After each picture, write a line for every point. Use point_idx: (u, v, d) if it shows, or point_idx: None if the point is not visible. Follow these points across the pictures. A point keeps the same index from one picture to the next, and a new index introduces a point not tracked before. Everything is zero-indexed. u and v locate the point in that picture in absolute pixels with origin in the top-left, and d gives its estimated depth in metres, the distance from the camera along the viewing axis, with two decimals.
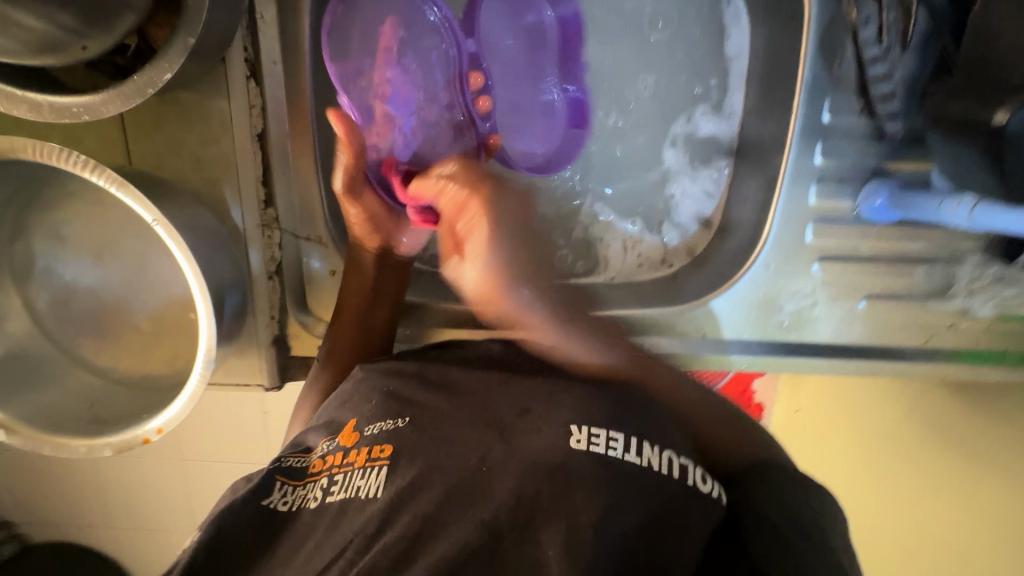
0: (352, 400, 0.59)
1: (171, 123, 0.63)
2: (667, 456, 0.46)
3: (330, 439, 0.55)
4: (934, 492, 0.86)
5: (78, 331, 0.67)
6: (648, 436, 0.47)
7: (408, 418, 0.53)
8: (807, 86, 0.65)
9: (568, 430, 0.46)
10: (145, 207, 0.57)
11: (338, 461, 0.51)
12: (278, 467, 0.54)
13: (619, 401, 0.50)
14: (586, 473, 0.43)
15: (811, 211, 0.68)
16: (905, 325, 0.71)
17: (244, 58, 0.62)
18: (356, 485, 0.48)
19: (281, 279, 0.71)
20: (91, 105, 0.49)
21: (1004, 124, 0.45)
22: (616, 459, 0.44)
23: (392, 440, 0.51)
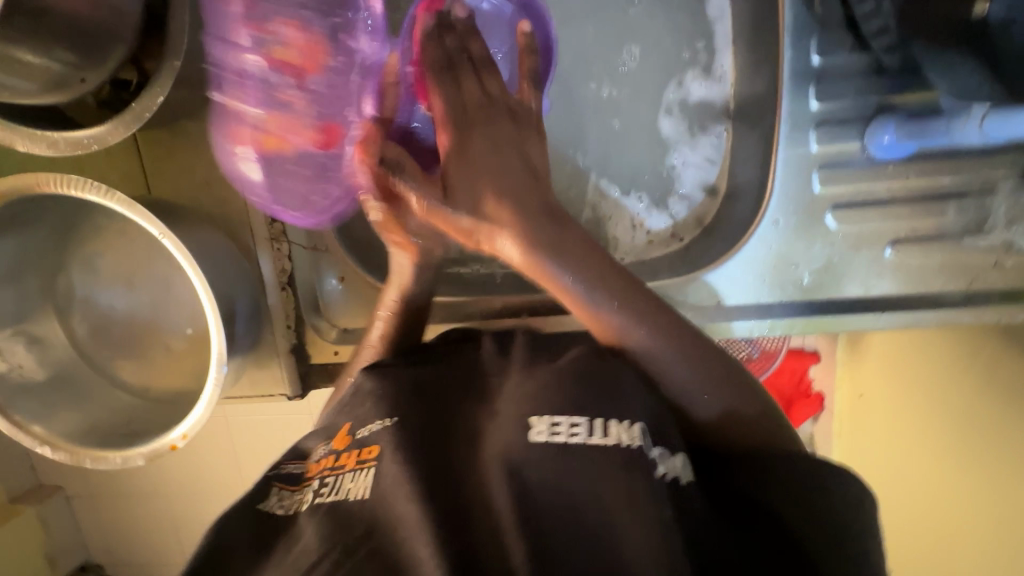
0: (349, 403, 0.54)
1: (181, 151, 0.68)
2: (654, 443, 0.43)
3: (326, 443, 0.52)
4: (1004, 472, 0.78)
5: (116, 354, 0.72)
6: (610, 414, 0.43)
7: (398, 417, 0.48)
8: (791, 29, 0.63)
9: (528, 424, 0.44)
10: (152, 223, 0.58)
11: (330, 464, 0.48)
12: (276, 472, 0.51)
13: (604, 387, 0.45)
14: (557, 470, 0.41)
15: (815, 158, 0.65)
16: (942, 268, 0.66)
17: None
18: (346, 488, 0.45)
19: (294, 289, 0.74)
20: (100, 136, 0.54)
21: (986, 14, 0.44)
22: (576, 445, 0.42)
23: (380, 439, 0.47)
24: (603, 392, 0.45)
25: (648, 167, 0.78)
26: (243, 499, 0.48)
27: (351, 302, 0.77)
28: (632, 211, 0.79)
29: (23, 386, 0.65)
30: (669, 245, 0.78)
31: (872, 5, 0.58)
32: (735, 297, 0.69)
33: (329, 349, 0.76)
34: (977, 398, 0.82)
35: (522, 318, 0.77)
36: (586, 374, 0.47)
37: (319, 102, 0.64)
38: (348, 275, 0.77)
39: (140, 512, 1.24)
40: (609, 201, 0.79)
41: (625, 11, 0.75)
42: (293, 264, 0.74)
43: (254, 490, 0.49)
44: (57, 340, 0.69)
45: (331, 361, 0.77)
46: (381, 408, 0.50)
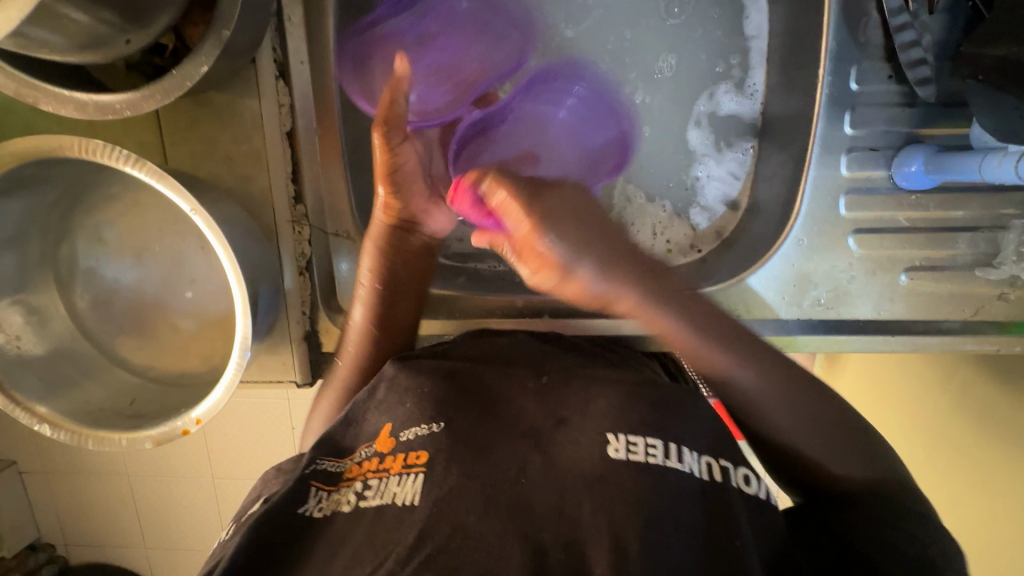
0: (387, 402, 0.53)
1: (204, 124, 0.65)
2: (707, 461, 0.44)
3: (368, 443, 0.51)
4: (970, 485, 0.81)
5: (119, 330, 0.69)
6: (689, 442, 0.45)
7: (444, 422, 0.48)
8: (832, 54, 0.64)
9: (606, 440, 0.44)
10: (182, 196, 0.56)
11: (373, 466, 0.47)
12: (312, 471, 0.49)
13: (657, 404, 0.47)
14: (628, 484, 0.41)
15: (843, 181, 0.67)
16: (951, 297, 0.69)
17: (273, 58, 0.64)
18: (392, 492, 0.44)
19: (311, 273, 0.73)
20: (133, 102, 0.51)
21: None
22: (657, 467, 0.42)
23: (428, 446, 0.46)
24: (658, 409, 0.47)
25: (674, 176, 0.79)
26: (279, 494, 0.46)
27: None
28: (654, 219, 0.80)
29: (21, 359, 0.61)
30: (688, 255, 0.79)
31: (913, 36, 0.62)
32: (754, 309, 0.71)
33: (342, 337, 0.75)
34: (956, 416, 0.85)
35: (542, 319, 0.76)
36: (656, 401, 0.47)
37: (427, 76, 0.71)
38: None
39: (112, 494, 1.19)
40: (633, 208, 0.80)
41: (664, 21, 0.76)
42: (313, 249, 0.72)
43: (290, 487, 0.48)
44: (56, 312, 0.66)
45: None
46: (423, 412, 0.49)
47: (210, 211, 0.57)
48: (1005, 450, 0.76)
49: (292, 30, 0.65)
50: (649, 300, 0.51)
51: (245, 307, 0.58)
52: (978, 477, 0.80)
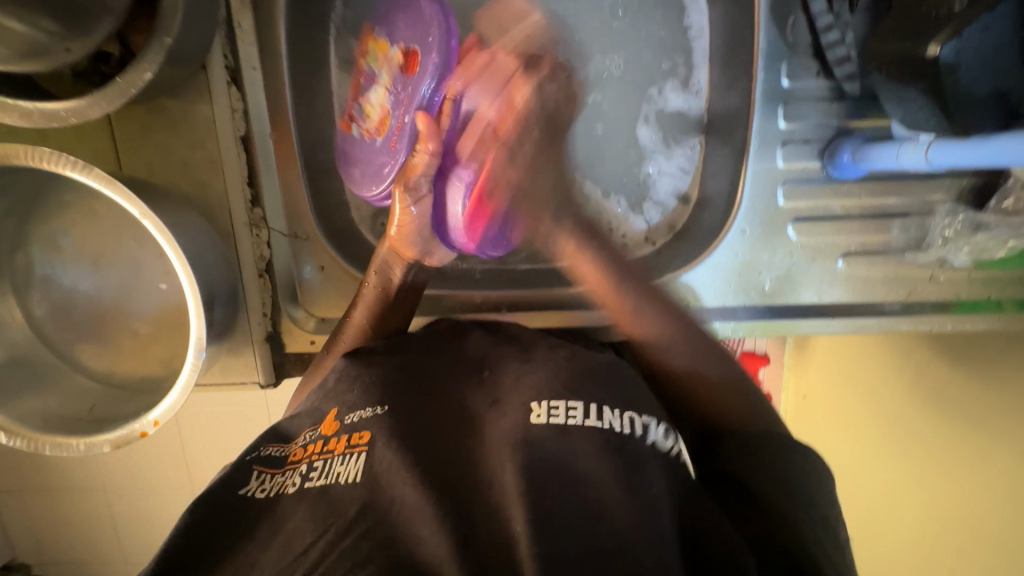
0: (334, 389, 0.57)
1: (157, 130, 0.66)
2: (630, 417, 0.48)
3: (313, 429, 0.54)
4: (933, 467, 0.84)
5: (79, 337, 0.69)
6: (611, 403, 0.48)
7: (388, 406, 0.51)
8: (764, 52, 0.68)
9: (529, 408, 0.48)
10: (132, 203, 0.56)
11: (318, 449, 0.49)
12: (256, 456, 0.52)
13: (585, 370, 0.52)
14: (550, 447, 0.44)
15: (779, 174, 0.70)
16: (885, 280, 0.72)
17: (224, 64, 0.66)
18: (336, 471, 0.46)
19: (271, 276, 0.74)
20: (78, 109, 0.52)
21: (937, 57, 0.42)
22: (574, 426, 0.46)
23: (370, 426, 0.49)
24: (591, 379, 0.50)
25: (628, 172, 0.82)
26: (220, 483, 0.49)
27: (329, 291, 0.77)
28: (610, 214, 0.82)
29: None
30: (643, 249, 0.81)
31: (837, 35, 0.65)
32: (702, 300, 0.75)
33: (305, 337, 0.76)
34: (917, 399, 0.88)
35: (502, 313, 0.80)
36: (590, 372, 0.52)
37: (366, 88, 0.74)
38: (327, 266, 0.77)
39: (86, 507, 1.17)
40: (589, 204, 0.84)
41: (610, 24, 0.79)
42: (273, 251, 0.73)
43: (232, 473, 0.50)
44: (13, 320, 0.66)
45: (307, 350, 0.76)
46: (370, 398, 0.53)
47: (161, 215, 0.57)
48: (964, 427, 0.79)
49: (242, 37, 0.67)
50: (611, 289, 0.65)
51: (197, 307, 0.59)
52: (938, 455, 0.83)
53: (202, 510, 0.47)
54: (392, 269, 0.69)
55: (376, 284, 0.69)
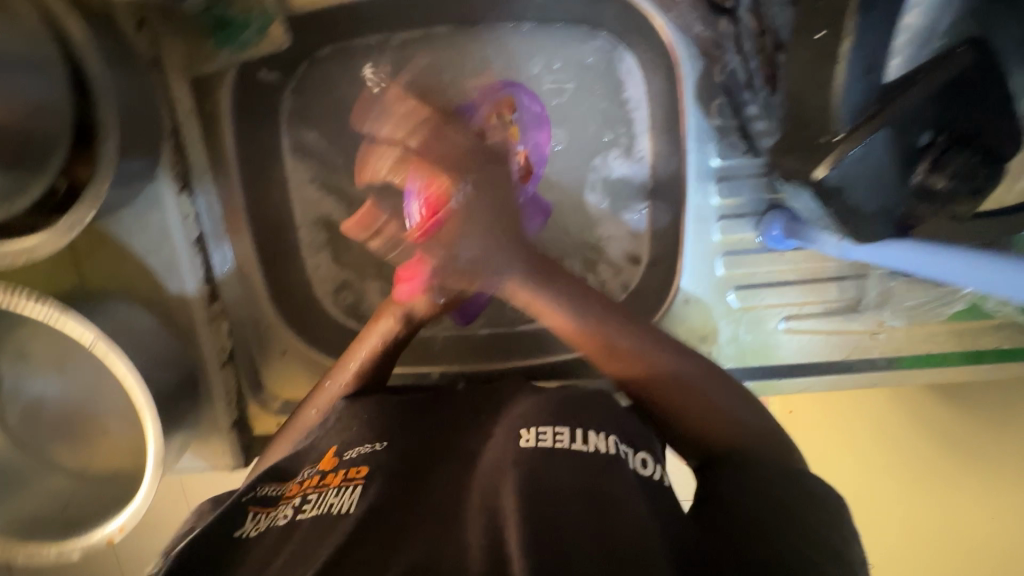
0: (334, 428, 0.60)
1: (113, 240, 0.69)
2: (610, 438, 0.52)
3: (311, 465, 0.58)
4: (922, 472, 0.88)
5: (52, 438, 0.72)
6: (594, 426, 0.52)
7: (386, 442, 0.56)
8: (693, 135, 0.70)
9: (519, 435, 0.52)
10: (84, 329, 0.57)
11: (315, 483, 0.54)
12: (252, 496, 0.55)
13: (568, 401, 0.55)
14: (538, 467, 0.49)
15: (717, 246, 0.72)
16: (828, 340, 0.74)
17: (173, 173, 0.68)
18: (329, 502, 0.51)
19: (235, 365, 0.76)
20: (31, 248, 0.55)
21: (822, 179, 0.44)
22: (563, 448, 0.50)
23: (368, 461, 0.54)
24: (572, 408, 0.54)
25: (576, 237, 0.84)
26: (212, 524, 0.52)
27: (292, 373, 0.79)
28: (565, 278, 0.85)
29: None
30: None
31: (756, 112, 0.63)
32: None
33: (271, 420, 0.78)
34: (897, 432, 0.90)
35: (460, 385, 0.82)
36: (571, 402, 0.55)
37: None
38: (290, 350, 0.79)
39: None
40: None
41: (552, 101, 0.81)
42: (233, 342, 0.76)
43: (227, 515, 0.53)
44: None
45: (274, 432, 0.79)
46: (368, 434, 0.58)
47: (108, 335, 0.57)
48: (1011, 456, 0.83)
49: (189, 145, 0.68)
50: (636, 332, 0.60)
51: (142, 407, 0.59)
52: (966, 461, 0.86)
53: (198, 549, 0.50)
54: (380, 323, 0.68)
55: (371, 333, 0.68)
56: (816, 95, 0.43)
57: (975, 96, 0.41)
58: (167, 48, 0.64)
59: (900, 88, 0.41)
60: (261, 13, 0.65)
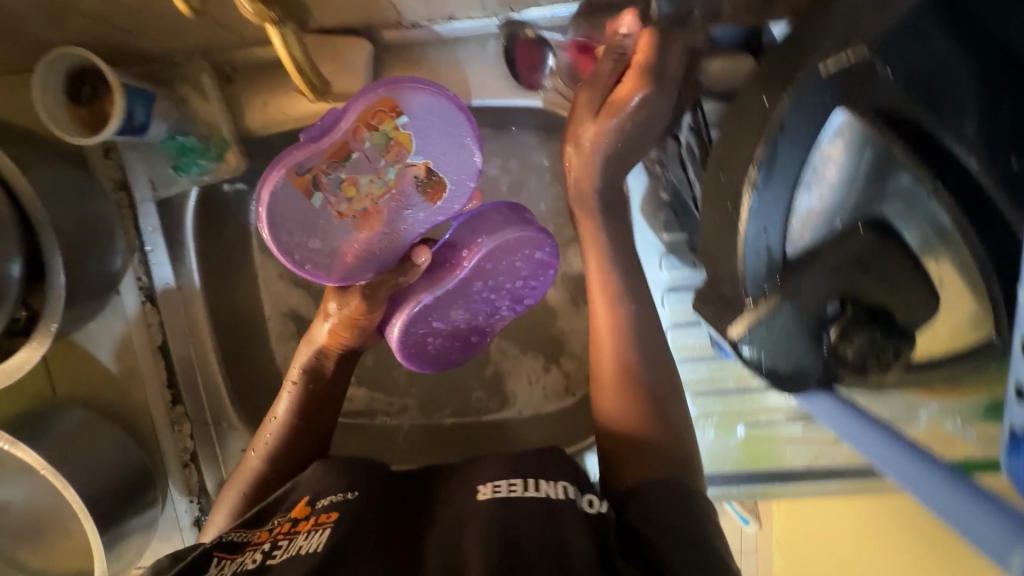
0: (305, 479, 0.57)
1: (84, 347, 0.73)
2: (588, 498, 0.50)
3: (281, 513, 0.54)
4: None
5: (18, 541, 0.74)
6: (567, 480, 0.52)
7: (357, 490, 0.53)
8: (639, 247, 0.70)
9: (486, 488, 0.51)
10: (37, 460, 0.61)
11: (286, 529, 0.50)
12: (217, 543, 0.50)
13: (526, 457, 0.55)
14: (496, 514, 0.48)
15: (671, 353, 0.72)
16: (786, 448, 0.72)
17: (138, 285, 0.72)
18: (300, 545, 0.48)
19: (196, 464, 0.77)
20: None
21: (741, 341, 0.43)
22: (516, 497, 0.49)
23: (337, 507, 0.51)
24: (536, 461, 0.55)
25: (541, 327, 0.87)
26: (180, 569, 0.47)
27: None
28: (530, 367, 0.87)
29: None
30: (562, 399, 0.86)
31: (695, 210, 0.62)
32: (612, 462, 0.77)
33: None
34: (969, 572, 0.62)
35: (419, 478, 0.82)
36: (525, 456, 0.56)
37: (359, 167, 0.57)
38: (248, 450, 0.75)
39: None
40: (510, 359, 0.88)
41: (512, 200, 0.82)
42: (195, 442, 0.76)
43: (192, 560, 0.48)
44: None
45: None
46: (339, 482, 0.55)
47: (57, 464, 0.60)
48: None
49: (154, 259, 0.72)
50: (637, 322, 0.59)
51: (81, 509, 0.61)
52: None
53: None
54: (301, 355, 0.67)
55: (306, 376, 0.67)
56: (727, 262, 0.43)
57: (868, 263, 0.41)
58: (132, 174, 0.68)
59: (794, 265, 0.42)
60: (215, 138, 0.67)
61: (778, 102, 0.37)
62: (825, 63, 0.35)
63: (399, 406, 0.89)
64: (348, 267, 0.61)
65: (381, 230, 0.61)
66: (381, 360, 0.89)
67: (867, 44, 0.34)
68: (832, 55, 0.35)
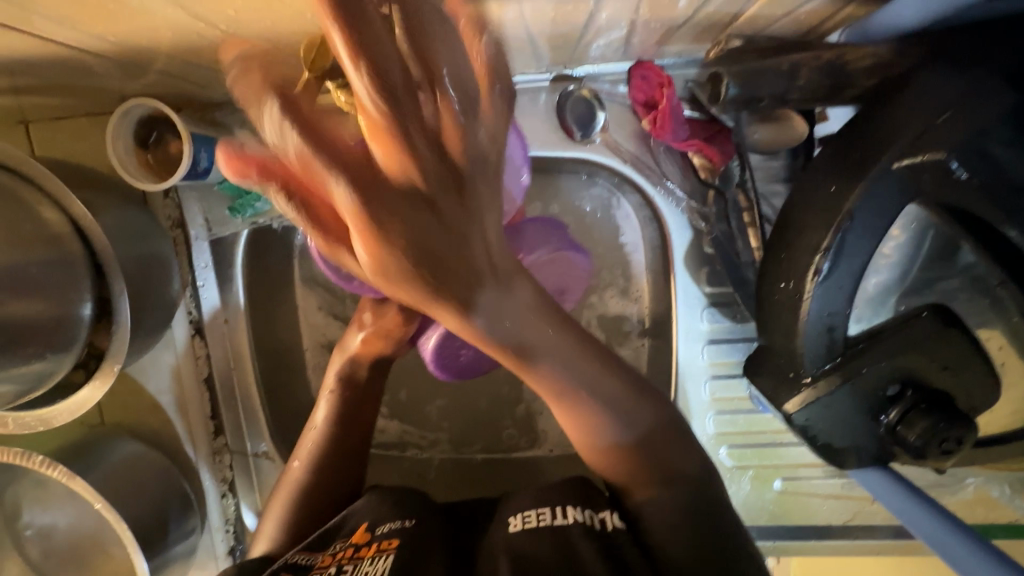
0: (361, 509, 0.58)
1: (132, 378, 0.75)
2: (603, 515, 0.47)
3: (341, 539, 0.55)
4: None
5: (61, 566, 0.75)
6: (578, 502, 0.49)
7: (415, 519, 0.55)
8: (682, 298, 0.71)
9: (509, 520, 0.50)
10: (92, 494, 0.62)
11: (349, 554, 0.51)
12: (283, 564, 0.51)
13: (552, 486, 0.54)
14: (524, 547, 0.45)
15: (710, 404, 0.72)
16: (823, 506, 0.71)
17: (188, 319, 0.74)
18: (366, 570, 0.48)
19: (234, 494, 0.78)
20: (45, 418, 0.60)
21: (791, 415, 0.44)
22: (539, 526, 0.47)
23: (399, 535, 0.52)
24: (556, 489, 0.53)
25: None
26: None
27: None
28: None
29: None
30: None
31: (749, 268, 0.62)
32: None
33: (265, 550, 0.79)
34: None
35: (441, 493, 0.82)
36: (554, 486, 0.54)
37: None
38: None
39: None
40: (543, 399, 0.88)
41: None
42: (234, 473, 0.78)
43: None
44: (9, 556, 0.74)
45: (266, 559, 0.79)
46: (396, 513, 0.56)
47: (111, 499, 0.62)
48: None
49: (205, 293, 0.74)
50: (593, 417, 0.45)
51: (127, 539, 0.62)
52: None
53: None
54: (334, 363, 0.67)
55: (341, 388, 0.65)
56: (787, 339, 0.43)
57: (924, 347, 0.41)
58: (189, 213, 0.71)
59: (852, 347, 0.42)
60: None
61: (850, 193, 0.38)
62: (899, 164, 0.37)
63: (431, 441, 0.90)
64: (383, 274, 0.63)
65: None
66: (414, 394, 0.90)
67: (943, 150, 0.35)
68: (908, 156, 0.36)
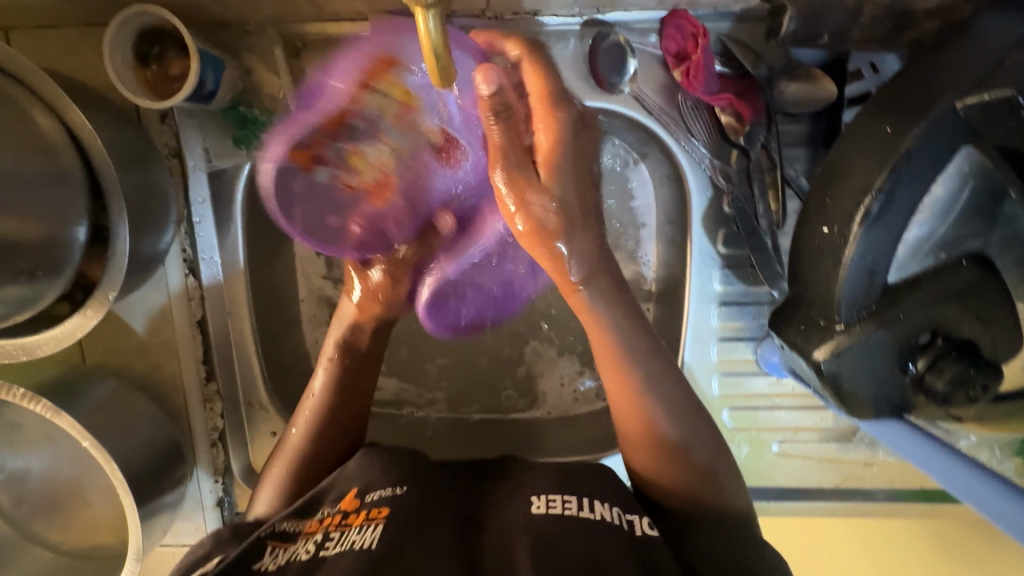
0: (351, 472, 0.56)
1: (118, 317, 0.71)
2: (630, 516, 0.48)
3: (331, 504, 0.53)
4: None
5: (35, 511, 0.71)
6: (601, 497, 0.50)
7: (407, 486, 0.52)
8: (696, 258, 0.70)
9: (530, 501, 0.50)
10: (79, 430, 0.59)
11: (336, 521, 0.49)
12: (272, 531, 0.50)
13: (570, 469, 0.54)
14: (550, 532, 0.45)
15: (715, 365, 0.72)
16: (818, 467, 0.73)
17: (182, 257, 0.69)
18: (352, 540, 0.46)
19: (224, 443, 0.75)
20: (30, 346, 0.56)
21: (822, 363, 0.43)
22: (569, 514, 0.47)
23: (390, 502, 0.49)
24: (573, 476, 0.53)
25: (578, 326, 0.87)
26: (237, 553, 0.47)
27: None
28: (563, 370, 0.87)
29: None
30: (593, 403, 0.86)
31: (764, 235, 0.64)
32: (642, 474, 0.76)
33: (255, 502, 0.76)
34: None
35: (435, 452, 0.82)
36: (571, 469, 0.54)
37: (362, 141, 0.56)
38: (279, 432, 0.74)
39: None
40: (544, 360, 0.87)
41: None
42: (225, 421, 0.74)
43: (246, 549, 0.48)
44: None
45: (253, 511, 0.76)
46: (388, 478, 0.53)
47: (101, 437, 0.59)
48: None
49: (201, 230, 0.69)
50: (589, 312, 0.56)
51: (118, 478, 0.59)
52: None
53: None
54: (331, 334, 0.66)
55: (341, 361, 0.65)
56: (824, 285, 0.43)
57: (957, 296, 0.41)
58: (187, 142, 0.66)
59: (890, 293, 0.42)
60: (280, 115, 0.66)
61: (907, 132, 0.38)
62: (962, 103, 0.37)
63: (428, 399, 0.88)
64: (358, 239, 0.65)
65: (393, 202, 0.62)
66: (412, 352, 0.89)
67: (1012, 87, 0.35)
68: (970, 95, 0.37)
